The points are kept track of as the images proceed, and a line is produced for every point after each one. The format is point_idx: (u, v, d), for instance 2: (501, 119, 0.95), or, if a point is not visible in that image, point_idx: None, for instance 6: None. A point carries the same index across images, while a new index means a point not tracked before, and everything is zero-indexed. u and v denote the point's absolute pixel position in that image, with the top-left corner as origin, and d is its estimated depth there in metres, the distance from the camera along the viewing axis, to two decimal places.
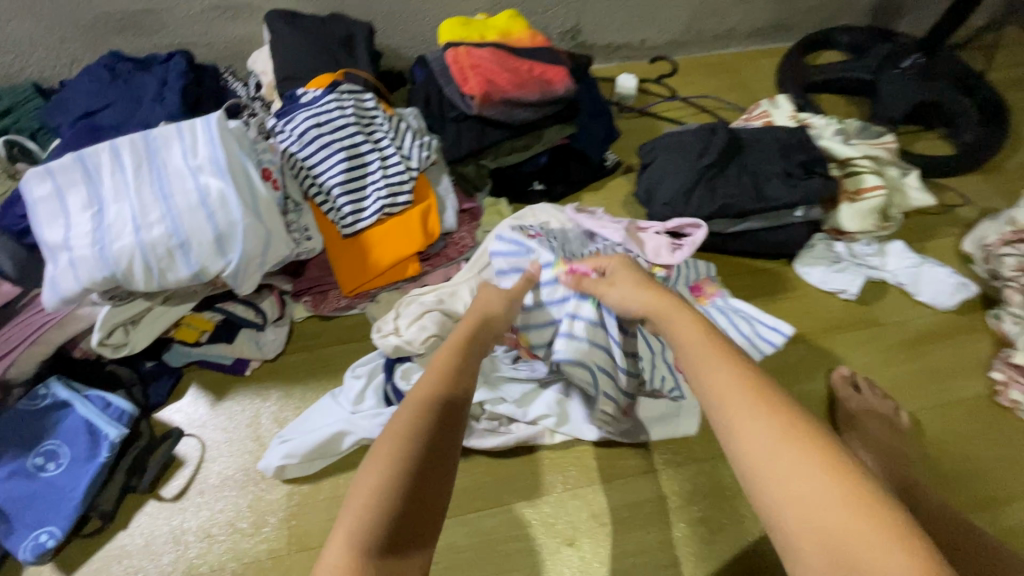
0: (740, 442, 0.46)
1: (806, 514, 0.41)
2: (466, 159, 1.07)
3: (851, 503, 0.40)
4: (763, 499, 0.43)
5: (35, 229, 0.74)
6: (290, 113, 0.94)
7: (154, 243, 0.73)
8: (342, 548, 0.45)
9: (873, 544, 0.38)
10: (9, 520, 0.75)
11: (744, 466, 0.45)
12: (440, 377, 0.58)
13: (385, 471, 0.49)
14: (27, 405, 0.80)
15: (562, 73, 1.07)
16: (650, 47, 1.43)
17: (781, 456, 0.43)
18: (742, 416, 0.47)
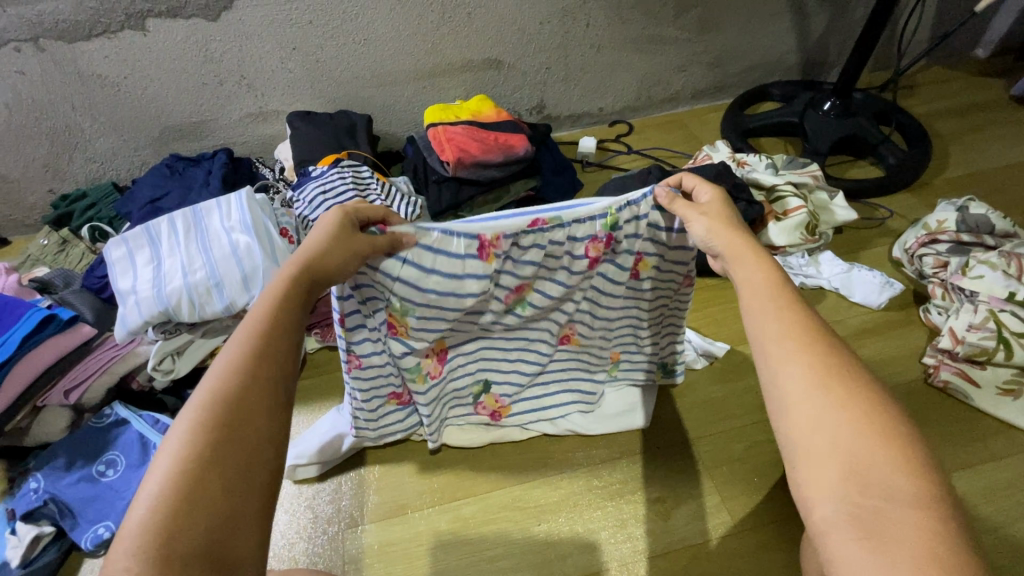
0: (774, 377, 0.50)
1: (819, 436, 0.45)
2: (447, 212, 1.30)
3: (865, 429, 0.44)
4: (792, 415, 0.47)
5: (112, 281, 0.99)
6: (304, 186, 1.20)
7: (198, 284, 0.96)
8: (130, 547, 0.40)
9: (884, 463, 0.42)
10: (76, 516, 0.92)
11: (776, 395, 0.49)
12: (234, 356, 0.51)
13: (178, 459, 0.44)
14: (95, 423, 1.00)
15: (522, 139, 1.32)
16: (607, 113, 1.70)
17: (815, 389, 0.47)
18: (783, 349, 0.51)
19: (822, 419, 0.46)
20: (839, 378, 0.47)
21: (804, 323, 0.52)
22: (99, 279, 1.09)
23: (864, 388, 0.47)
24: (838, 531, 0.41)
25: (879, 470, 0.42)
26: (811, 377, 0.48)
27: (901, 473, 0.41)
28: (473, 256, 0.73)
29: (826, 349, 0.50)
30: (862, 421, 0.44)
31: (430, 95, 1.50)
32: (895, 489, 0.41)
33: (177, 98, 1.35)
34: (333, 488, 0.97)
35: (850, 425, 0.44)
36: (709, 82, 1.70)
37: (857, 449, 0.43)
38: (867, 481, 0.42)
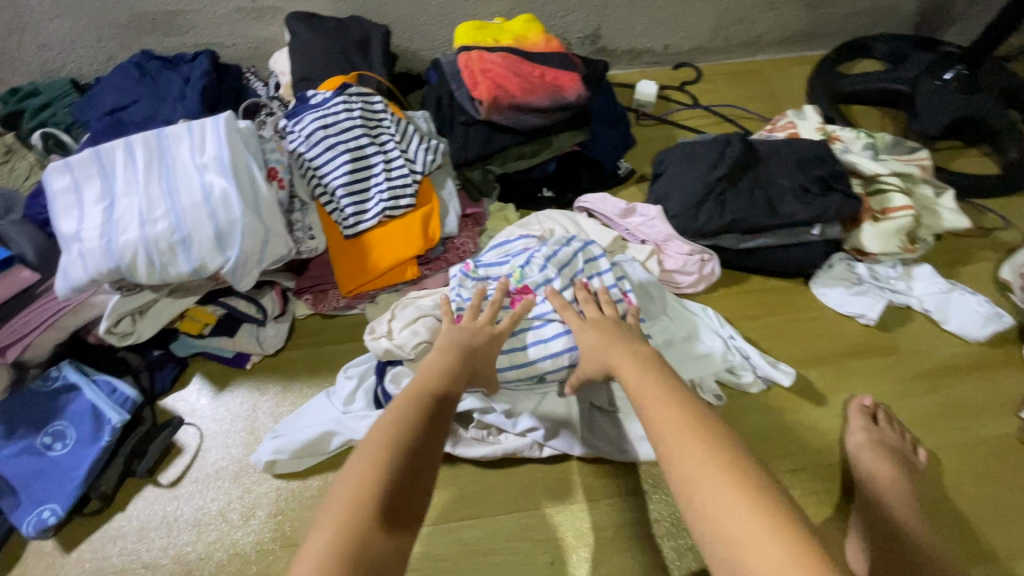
0: (674, 465, 0.51)
1: (718, 526, 0.46)
2: (474, 163, 1.05)
3: (755, 518, 0.45)
4: (696, 515, 0.48)
5: (53, 220, 0.79)
6: (300, 114, 0.95)
7: (158, 238, 0.76)
8: (308, 565, 0.47)
9: (775, 566, 0.42)
10: (17, 493, 0.79)
11: (676, 486, 0.50)
12: (430, 375, 0.69)
13: (365, 476, 0.55)
14: (39, 385, 0.84)
15: (574, 80, 1.06)
16: (673, 53, 1.40)
17: (703, 475, 0.49)
18: (669, 430, 0.54)
19: (726, 513, 0.46)
20: (726, 466, 0.49)
21: (692, 415, 0.55)
22: (43, 209, 0.89)
23: (747, 472, 0.48)
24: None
25: (762, 566, 0.42)
26: (704, 462, 0.49)
27: (787, 556, 0.42)
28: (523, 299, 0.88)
29: (708, 433, 0.52)
30: (749, 505, 0.46)
31: (464, 9, 1.21)
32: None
33: None
34: (319, 490, 0.85)
35: (739, 514, 0.45)
36: (802, 26, 1.39)
37: (745, 538, 0.44)
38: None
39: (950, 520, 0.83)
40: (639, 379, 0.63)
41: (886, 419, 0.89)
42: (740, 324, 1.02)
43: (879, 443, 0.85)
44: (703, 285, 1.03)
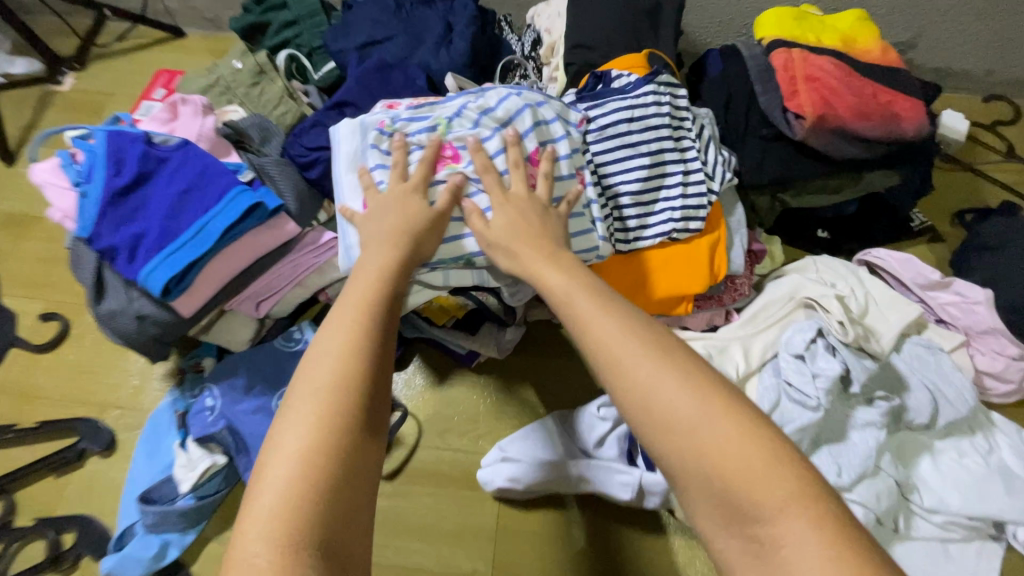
0: (654, 402, 0.44)
1: (707, 462, 0.41)
2: (764, 188, 0.88)
3: (793, 483, 0.39)
4: (665, 448, 0.43)
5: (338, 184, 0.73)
6: (595, 96, 0.80)
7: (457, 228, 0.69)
8: (276, 499, 0.39)
9: (792, 523, 0.37)
10: (250, 453, 0.75)
11: (655, 429, 0.43)
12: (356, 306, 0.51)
13: (323, 402, 0.43)
14: (281, 345, 0.80)
15: (915, 110, 0.86)
16: (990, 82, 1.13)
17: (717, 428, 0.41)
18: (623, 355, 0.47)
19: (674, 411, 0.43)
20: (717, 406, 0.43)
21: (651, 338, 0.47)
22: (305, 152, 0.82)
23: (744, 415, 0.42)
24: (728, 562, 0.40)
25: (776, 528, 0.37)
26: (689, 398, 0.43)
27: (765, 495, 0.39)
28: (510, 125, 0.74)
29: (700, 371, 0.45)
30: (733, 427, 0.41)
31: None
32: (781, 512, 0.38)
33: None
34: (542, 528, 0.77)
35: (713, 428, 0.41)
36: None
37: (758, 490, 0.39)
38: (743, 503, 0.39)
39: None
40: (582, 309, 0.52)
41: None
42: None
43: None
44: (1013, 397, 0.84)
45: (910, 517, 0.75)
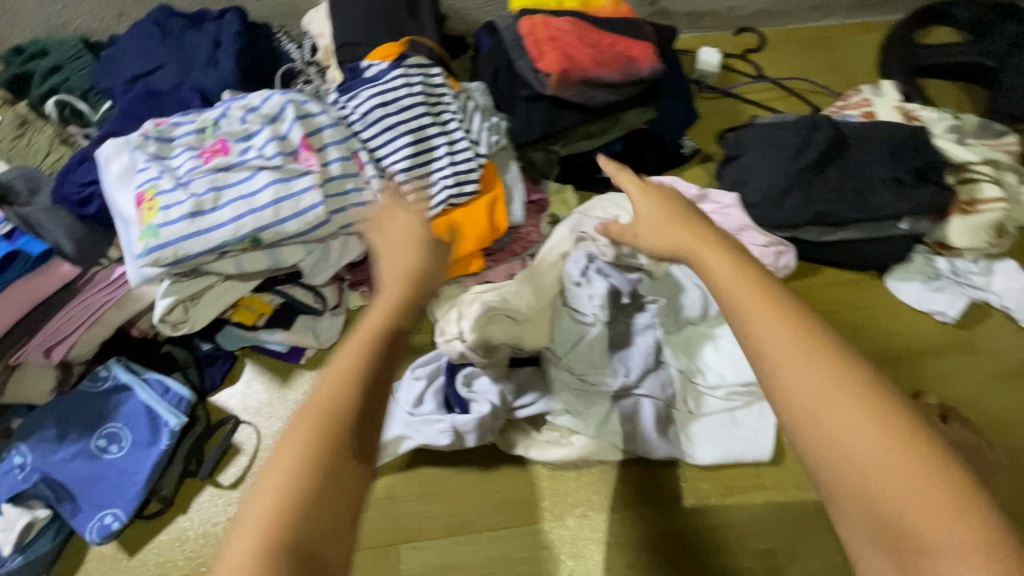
0: (783, 389, 0.44)
1: (836, 454, 0.41)
2: (536, 143, 0.97)
3: (894, 449, 0.40)
4: (836, 455, 0.41)
5: (108, 200, 0.72)
6: (353, 89, 0.85)
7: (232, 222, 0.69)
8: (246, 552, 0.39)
9: (932, 497, 0.38)
10: (75, 499, 0.75)
11: (796, 419, 0.43)
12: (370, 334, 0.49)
13: (296, 450, 0.42)
14: (88, 387, 0.79)
15: (647, 50, 0.96)
16: (736, 17, 1.28)
17: (830, 404, 0.42)
18: (782, 351, 0.44)
19: (804, 395, 0.43)
20: (855, 388, 0.42)
21: (802, 328, 0.45)
22: (80, 188, 0.79)
23: (872, 392, 0.42)
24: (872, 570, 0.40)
25: (920, 510, 0.38)
26: (821, 382, 0.43)
27: (912, 484, 0.39)
28: (281, 119, 0.77)
29: (831, 357, 0.44)
30: (927, 464, 0.39)
31: None
32: (936, 525, 0.37)
33: None
34: (387, 494, 0.82)
35: (838, 415, 0.42)
36: None
37: (883, 477, 0.39)
38: (911, 532, 0.38)
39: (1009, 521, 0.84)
40: (729, 290, 0.49)
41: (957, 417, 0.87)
42: None
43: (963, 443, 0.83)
44: (775, 278, 0.97)
45: (699, 398, 0.87)
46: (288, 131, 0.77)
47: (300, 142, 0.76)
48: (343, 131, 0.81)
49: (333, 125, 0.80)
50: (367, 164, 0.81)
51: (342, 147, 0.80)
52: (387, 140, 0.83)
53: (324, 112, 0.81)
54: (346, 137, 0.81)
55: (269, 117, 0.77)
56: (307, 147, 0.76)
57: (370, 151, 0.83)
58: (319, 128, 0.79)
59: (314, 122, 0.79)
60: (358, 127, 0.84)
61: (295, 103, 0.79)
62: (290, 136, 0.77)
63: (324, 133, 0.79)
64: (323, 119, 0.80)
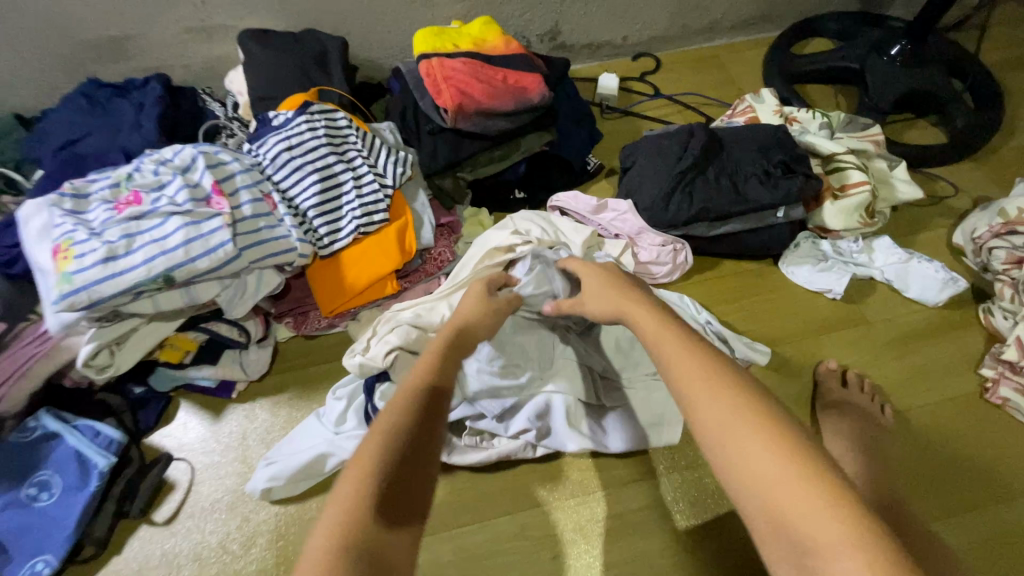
0: (693, 412, 0.48)
1: (738, 467, 0.44)
2: (443, 172, 1.05)
3: (786, 462, 0.43)
4: (735, 469, 0.44)
5: (29, 256, 0.78)
6: (262, 137, 0.93)
7: (144, 267, 0.74)
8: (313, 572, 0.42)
9: (822, 509, 0.40)
10: (7, 549, 0.77)
11: (704, 438, 0.47)
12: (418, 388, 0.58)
13: (360, 483, 0.48)
14: (18, 437, 0.83)
15: (537, 81, 1.06)
16: (632, 44, 1.40)
17: (731, 423, 0.46)
18: (690, 378, 0.50)
19: (707, 416, 0.47)
20: (751, 411, 0.46)
21: (710, 362, 0.51)
22: (6, 250, 0.84)
23: (770, 416, 0.46)
24: None
25: (811, 520, 0.40)
26: (721, 403, 0.47)
27: (808, 500, 0.40)
28: (193, 169, 0.84)
29: (732, 385, 0.49)
30: (814, 481, 0.41)
31: (420, 14, 1.19)
32: (828, 538, 0.39)
33: (88, 4, 1.02)
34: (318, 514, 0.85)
35: (793, 495, 0.41)
36: (756, 11, 1.41)
37: (778, 489, 0.42)
38: (810, 544, 0.39)
39: (918, 476, 0.87)
40: (654, 330, 0.57)
41: (854, 383, 0.94)
42: (715, 309, 1.05)
43: (843, 403, 0.91)
44: (677, 274, 1.05)
45: (611, 390, 0.91)
46: (200, 179, 0.83)
47: (209, 187, 0.83)
48: (254, 176, 0.88)
49: (244, 171, 0.87)
50: (279, 205, 0.89)
51: (253, 189, 0.87)
52: (297, 180, 0.91)
53: (235, 160, 0.88)
54: (257, 180, 0.88)
55: (182, 168, 0.84)
56: (220, 192, 0.83)
57: (282, 192, 0.91)
58: (230, 174, 0.86)
59: (225, 169, 0.86)
60: (270, 170, 0.91)
61: (207, 153, 0.86)
62: (201, 183, 0.83)
63: (236, 178, 0.86)
64: (234, 166, 0.87)
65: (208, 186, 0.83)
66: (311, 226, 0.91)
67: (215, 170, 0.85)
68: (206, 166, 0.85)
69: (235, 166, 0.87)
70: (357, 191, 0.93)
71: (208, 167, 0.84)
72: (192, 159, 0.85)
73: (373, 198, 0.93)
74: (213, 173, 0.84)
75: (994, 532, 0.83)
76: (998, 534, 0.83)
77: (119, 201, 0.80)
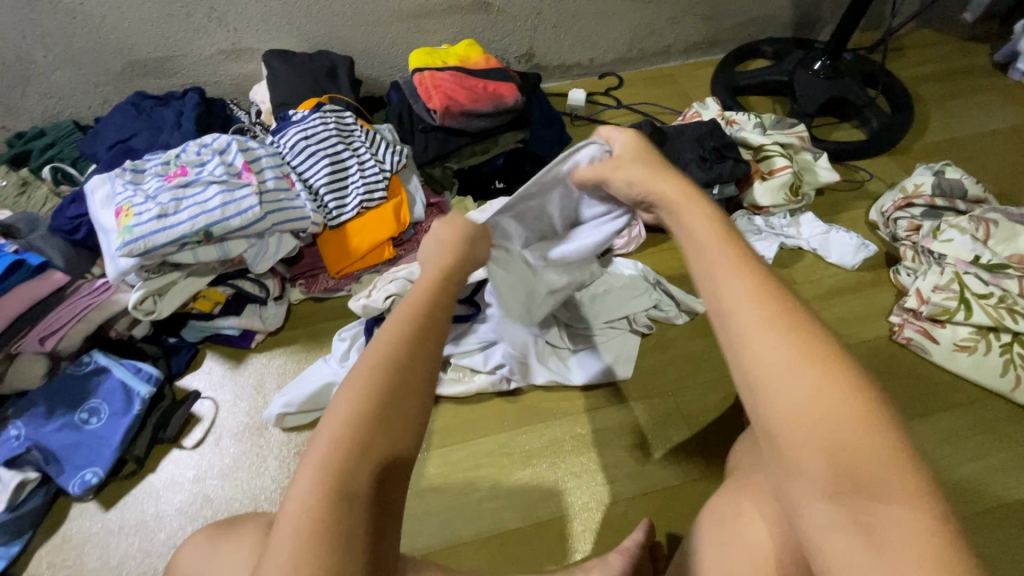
0: (752, 356, 0.48)
1: (797, 415, 0.45)
2: (433, 162, 1.26)
3: (851, 417, 0.44)
4: (796, 417, 0.45)
5: (94, 218, 0.96)
6: (283, 131, 1.13)
7: (188, 223, 0.93)
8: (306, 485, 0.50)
9: (878, 458, 0.43)
10: (61, 462, 0.92)
11: (759, 383, 0.47)
12: (406, 317, 0.58)
13: (345, 420, 0.52)
14: (73, 371, 0.99)
15: (512, 88, 1.26)
16: (597, 65, 1.63)
17: (798, 374, 0.46)
18: (752, 322, 0.49)
19: (770, 363, 0.47)
20: (818, 362, 0.46)
21: (777, 304, 0.50)
22: (70, 220, 1.02)
23: (840, 368, 0.46)
24: (818, 524, 0.44)
25: (867, 468, 0.43)
26: (787, 353, 0.47)
27: (868, 452, 0.43)
28: (228, 151, 1.04)
29: (798, 332, 0.48)
30: (875, 435, 0.44)
31: (415, 39, 1.43)
32: (887, 489, 0.42)
33: (142, 30, 1.25)
34: None
35: (858, 446, 0.43)
36: (703, 36, 1.65)
37: (842, 440, 0.44)
38: (863, 487, 0.43)
39: None
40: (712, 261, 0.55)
41: None
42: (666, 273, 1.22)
43: None
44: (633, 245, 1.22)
45: (575, 336, 1.07)
46: (233, 159, 1.03)
47: (240, 165, 1.02)
48: (276, 159, 1.08)
49: (268, 155, 1.07)
50: (296, 182, 1.08)
51: (276, 169, 1.06)
52: (311, 163, 1.10)
53: (261, 146, 1.08)
54: (279, 162, 1.08)
55: (218, 150, 1.03)
56: (249, 169, 1.02)
57: (299, 173, 1.10)
58: (258, 156, 1.06)
59: (253, 153, 1.06)
60: (289, 156, 1.11)
61: (239, 140, 1.06)
62: (234, 162, 1.02)
63: (262, 160, 1.06)
64: (261, 150, 1.07)
65: (239, 164, 1.02)
66: (323, 201, 1.09)
67: (246, 154, 1.05)
68: (238, 149, 1.04)
69: (262, 151, 1.07)
70: (360, 172, 1.12)
71: (240, 151, 1.04)
72: (226, 144, 1.04)
73: (374, 178, 1.12)
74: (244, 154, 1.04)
75: None
76: None
77: (169, 174, 0.99)
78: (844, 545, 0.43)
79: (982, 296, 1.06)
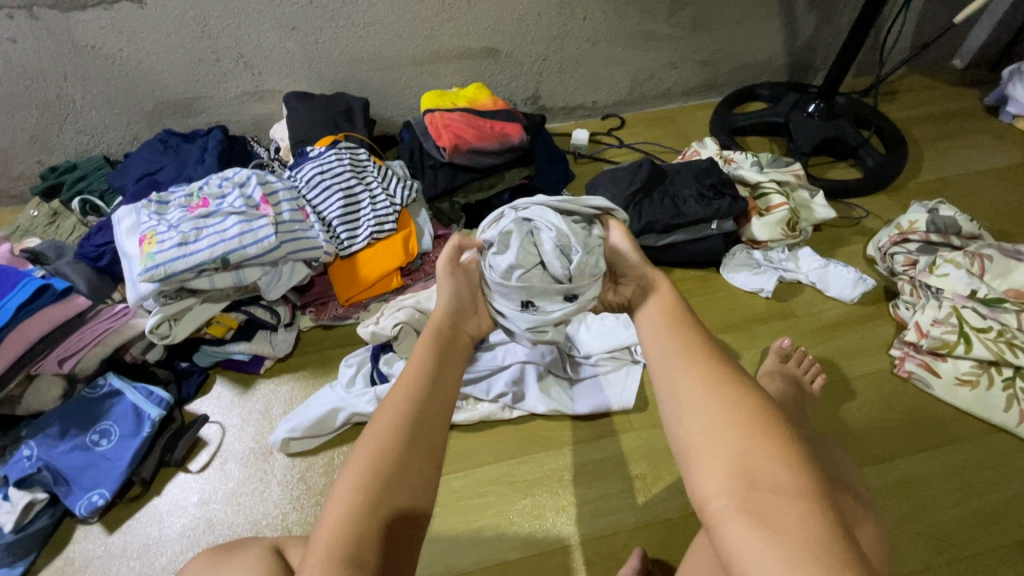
0: (670, 380, 0.59)
1: (702, 426, 0.54)
2: (442, 197, 1.31)
3: (747, 427, 0.52)
4: (698, 428, 0.54)
5: (120, 245, 1.01)
6: (300, 166, 1.20)
7: (208, 250, 0.98)
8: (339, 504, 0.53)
9: (771, 461, 0.49)
10: (69, 483, 0.93)
11: (673, 403, 0.58)
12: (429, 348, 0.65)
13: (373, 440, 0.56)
14: (88, 393, 1.01)
15: (518, 128, 1.32)
16: (600, 107, 1.71)
17: (703, 393, 0.56)
18: (674, 356, 0.61)
19: (682, 385, 0.58)
20: (723, 388, 0.56)
21: (696, 346, 0.62)
22: (95, 248, 1.08)
23: (742, 394, 0.55)
24: (722, 522, 0.48)
25: (759, 467, 0.49)
26: (698, 379, 0.58)
27: (763, 454, 0.50)
28: (247, 185, 1.09)
29: (711, 366, 0.59)
30: (769, 443, 0.51)
31: (427, 82, 1.52)
32: (777, 484, 0.48)
33: (173, 74, 1.34)
34: (327, 463, 1.01)
35: (751, 448, 0.51)
36: (701, 80, 1.73)
37: (737, 442, 0.51)
38: (757, 483, 0.48)
39: (837, 434, 1.03)
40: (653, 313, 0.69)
41: (795, 357, 1.08)
42: None
43: (777, 371, 1.03)
44: None
45: (577, 365, 1.09)
46: (252, 192, 1.08)
47: (259, 198, 1.08)
48: (293, 193, 1.13)
49: (285, 188, 1.13)
50: (311, 215, 1.13)
51: (293, 203, 1.12)
52: (325, 197, 1.16)
53: (280, 180, 1.14)
54: (294, 195, 1.13)
55: (238, 183, 1.09)
56: (267, 202, 1.07)
57: (314, 207, 1.16)
58: (274, 190, 1.11)
59: (270, 186, 1.11)
60: (306, 190, 1.16)
61: (259, 174, 1.12)
62: (253, 194, 1.08)
63: (279, 193, 1.11)
64: (279, 185, 1.12)
65: (259, 197, 1.08)
66: (335, 232, 1.14)
67: (266, 187, 1.11)
68: (257, 183, 1.10)
69: (279, 185, 1.13)
70: (373, 206, 1.17)
71: (258, 184, 1.10)
72: (246, 178, 1.10)
73: (384, 211, 1.17)
74: (263, 188, 1.10)
75: (897, 479, 0.99)
76: (903, 480, 0.98)
77: (192, 206, 1.05)
78: (739, 532, 0.47)
79: (982, 330, 1.07)
